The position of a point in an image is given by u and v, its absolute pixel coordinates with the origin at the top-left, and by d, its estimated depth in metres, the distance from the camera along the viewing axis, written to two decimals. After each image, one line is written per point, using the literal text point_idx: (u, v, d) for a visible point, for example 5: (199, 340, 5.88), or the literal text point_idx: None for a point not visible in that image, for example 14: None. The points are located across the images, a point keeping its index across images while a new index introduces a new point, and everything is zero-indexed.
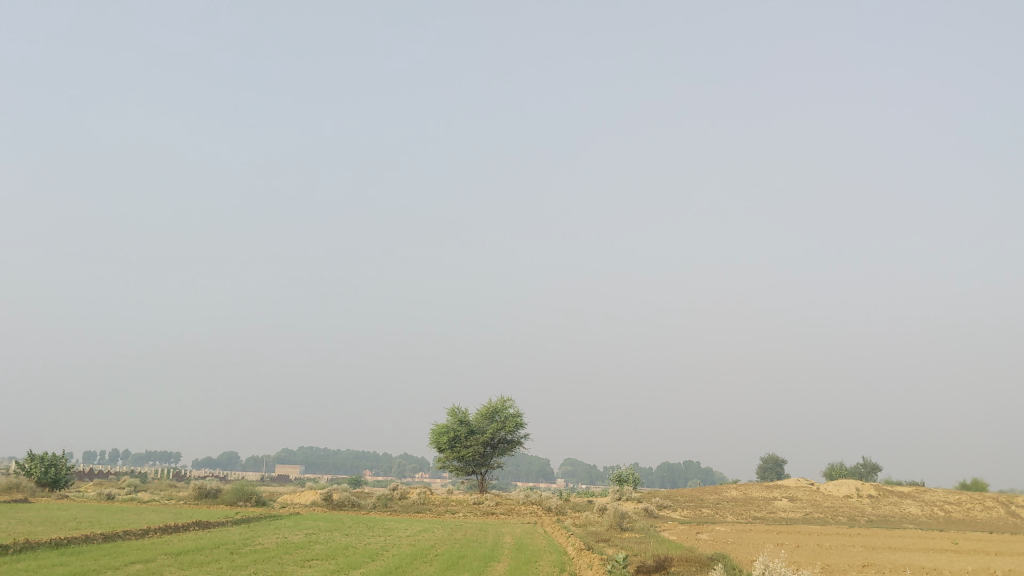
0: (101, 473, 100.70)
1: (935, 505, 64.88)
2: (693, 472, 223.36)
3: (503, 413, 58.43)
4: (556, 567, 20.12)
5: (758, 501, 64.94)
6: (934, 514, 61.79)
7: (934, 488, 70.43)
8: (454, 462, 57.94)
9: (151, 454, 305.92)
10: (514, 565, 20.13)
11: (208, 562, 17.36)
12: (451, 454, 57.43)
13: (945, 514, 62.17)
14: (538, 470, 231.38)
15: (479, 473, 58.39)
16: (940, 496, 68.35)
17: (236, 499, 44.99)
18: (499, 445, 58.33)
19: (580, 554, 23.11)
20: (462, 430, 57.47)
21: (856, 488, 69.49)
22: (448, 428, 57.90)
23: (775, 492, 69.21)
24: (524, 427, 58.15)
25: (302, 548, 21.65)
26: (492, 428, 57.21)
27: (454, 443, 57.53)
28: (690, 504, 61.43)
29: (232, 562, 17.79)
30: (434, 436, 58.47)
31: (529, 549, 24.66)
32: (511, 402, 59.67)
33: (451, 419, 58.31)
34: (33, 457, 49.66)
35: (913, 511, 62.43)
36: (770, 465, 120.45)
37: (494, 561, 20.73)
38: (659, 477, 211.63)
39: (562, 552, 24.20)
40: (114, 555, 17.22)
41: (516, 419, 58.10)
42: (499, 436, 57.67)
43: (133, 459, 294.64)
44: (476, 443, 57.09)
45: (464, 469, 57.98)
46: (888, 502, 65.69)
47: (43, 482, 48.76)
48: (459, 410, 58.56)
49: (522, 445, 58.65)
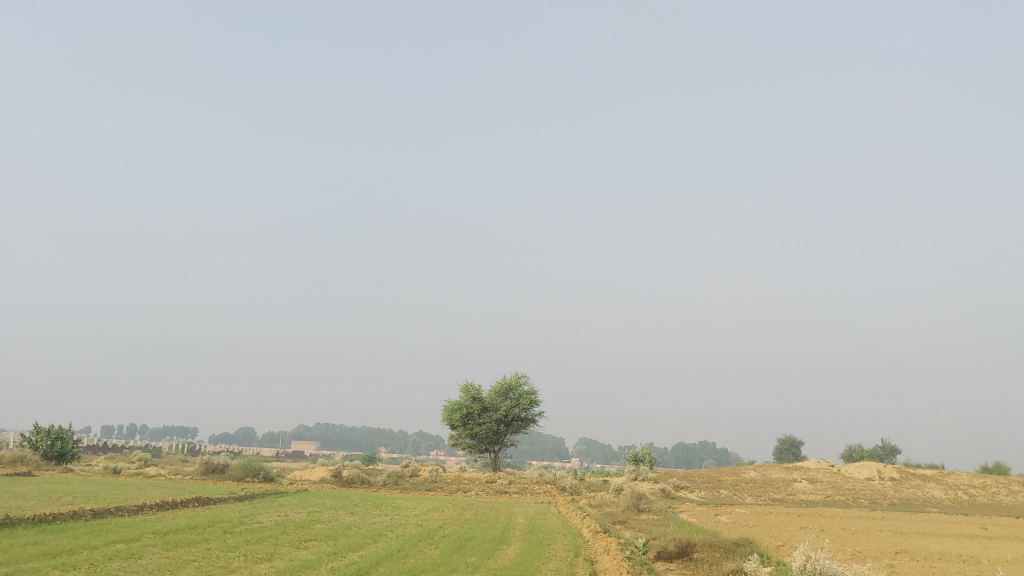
0: (116, 447, 100.54)
1: (960, 488, 63.36)
2: (709, 453, 222.25)
3: (516, 390, 57.31)
4: (570, 552, 18.70)
5: (777, 482, 63.75)
6: (958, 498, 60.26)
7: (959, 472, 68.82)
8: (467, 439, 56.95)
9: (167, 429, 307.31)
10: (526, 549, 18.79)
11: (196, 542, 16.06)
12: (464, 431, 56.26)
13: (970, 498, 60.66)
14: (553, 449, 231.01)
15: (492, 450, 57.28)
16: (965, 480, 66.78)
17: (244, 474, 44.18)
18: (513, 423, 57.13)
19: (595, 537, 21.86)
20: (476, 406, 56.34)
21: (877, 470, 68.01)
22: (461, 405, 56.81)
23: (795, 474, 67.93)
24: (539, 404, 56.95)
25: (302, 528, 20.44)
26: (506, 405, 56.04)
27: (468, 420, 56.40)
28: (707, 484, 60.30)
29: (223, 542, 16.51)
30: (447, 413, 57.39)
31: (542, 531, 23.45)
32: (525, 378, 58.49)
33: (464, 395, 57.20)
34: (39, 430, 48.76)
35: (937, 495, 60.96)
36: (787, 446, 118.91)
37: (503, 543, 19.51)
38: (676, 457, 210.31)
39: (576, 535, 22.95)
40: (96, 534, 16.03)
41: (530, 396, 56.90)
42: (513, 414, 56.52)
43: (150, 434, 296.05)
44: (490, 420, 55.93)
45: (477, 446, 57.05)
46: (911, 485, 64.21)
47: (49, 456, 47.98)
48: (472, 386, 57.42)
49: (536, 423, 57.46)
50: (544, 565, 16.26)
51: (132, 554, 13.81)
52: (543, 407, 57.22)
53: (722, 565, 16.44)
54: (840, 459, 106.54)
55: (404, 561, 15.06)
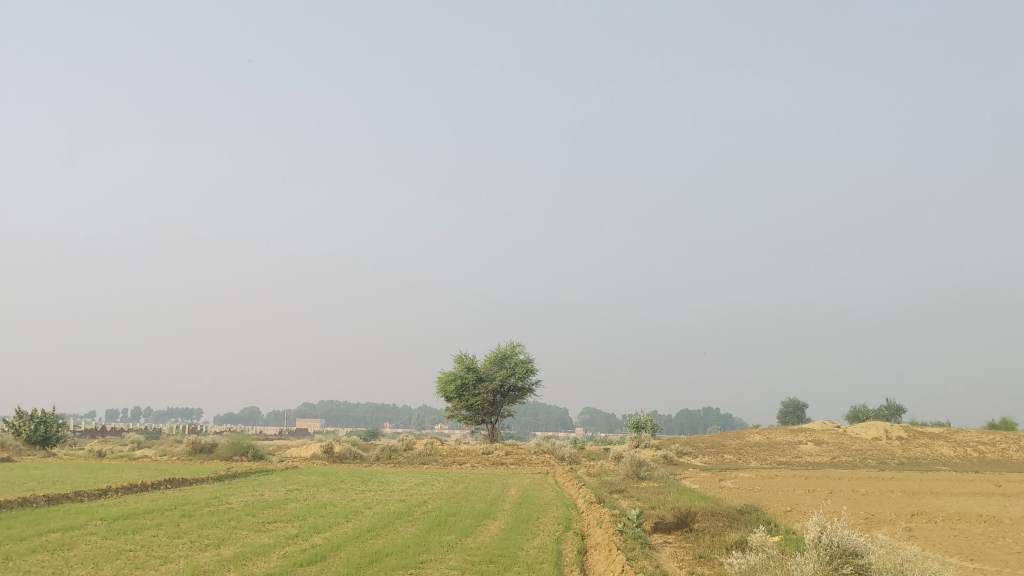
0: (113, 431, 99.31)
1: (970, 446, 61.98)
2: (714, 419, 221.91)
3: (512, 358, 55.90)
4: (560, 525, 17.25)
5: (783, 445, 62.45)
6: (967, 455, 58.93)
7: (968, 429, 67.48)
8: (463, 411, 55.63)
9: (172, 412, 306.84)
10: (511, 524, 17.31)
11: (144, 529, 14.55)
12: (460, 402, 54.88)
13: (980, 455, 59.35)
14: (557, 420, 230.93)
15: (489, 421, 55.95)
16: (974, 437, 65.45)
17: (232, 453, 42.78)
18: (510, 393, 55.74)
19: (589, 508, 20.44)
20: (470, 377, 54.94)
21: (885, 430, 66.62)
22: (456, 376, 55.42)
23: (801, 436, 66.62)
24: (536, 373, 55.56)
25: (273, 508, 18.88)
26: (502, 374, 54.65)
27: (462, 391, 55.00)
28: (711, 449, 59.06)
29: (175, 526, 15.06)
30: (442, 384, 56.02)
31: (533, 503, 21.99)
32: (522, 346, 57.07)
33: (459, 365, 55.79)
34: (22, 414, 47.20)
35: (946, 453, 59.60)
36: (791, 410, 117.87)
37: (487, 519, 17.99)
38: (681, 424, 210.08)
39: (570, 506, 21.61)
40: (34, 523, 14.55)
41: (527, 364, 55.52)
42: (510, 383, 55.12)
43: (154, 417, 296.57)
44: (485, 391, 54.51)
45: (473, 418, 55.68)
46: (919, 444, 62.90)
47: (34, 440, 46.53)
48: (466, 356, 55.98)
49: (534, 392, 56.13)
50: (528, 541, 14.65)
51: (62, 545, 12.31)
52: (538, 370, 55.61)
53: (726, 537, 14.94)
54: (845, 420, 105.38)
55: (372, 542, 13.57)
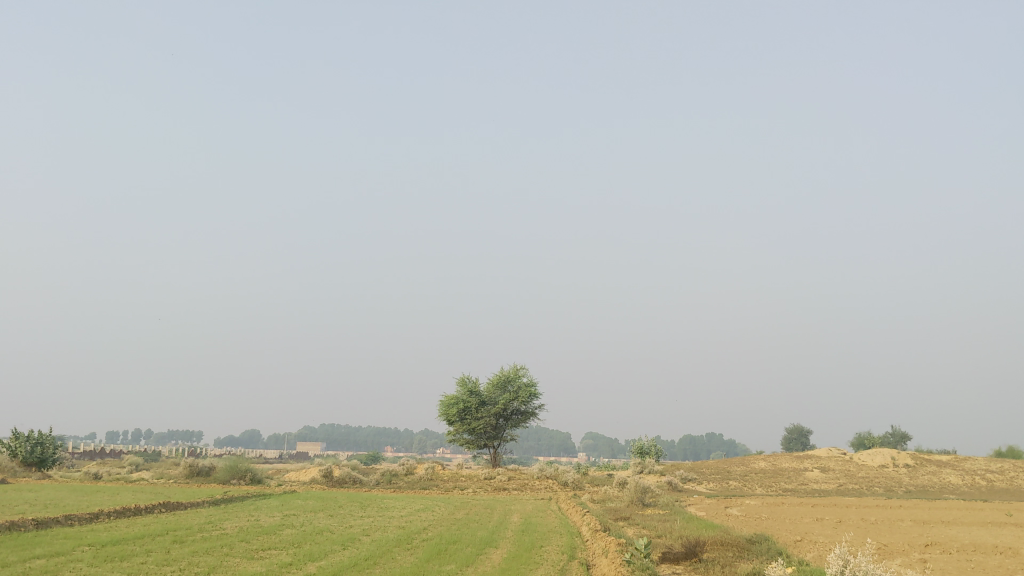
0: (113, 452, 98.69)
1: (977, 474, 61.21)
2: (717, 445, 220.68)
3: (515, 382, 55.32)
4: (564, 554, 16.66)
5: (788, 471, 61.74)
6: (975, 484, 58.18)
7: (975, 457, 66.70)
8: (465, 435, 55.01)
9: (173, 434, 305.92)
10: (514, 553, 16.76)
11: (133, 556, 14.08)
12: (461, 426, 54.27)
13: (988, 483, 58.59)
14: (559, 444, 229.86)
15: (491, 446, 55.29)
16: (981, 465, 64.67)
17: (229, 477, 42.18)
18: (513, 417, 55.11)
19: (594, 536, 19.89)
20: (472, 400, 54.36)
21: (891, 457, 65.85)
22: (457, 399, 54.83)
23: (807, 462, 65.87)
24: (538, 397, 54.98)
25: (268, 534, 18.37)
26: (504, 398, 54.05)
27: (464, 414, 54.40)
28: (715, 476, 58.41)
29: (166, 553, 14.57)
30: (444, 408, 55.43)
31: (536, 531, 21.43)
32: (525, 370, 56.54)
33: (461, 389, 55.21)
34: (18, 436, 46.64)
35: (953, 481, 58.88)
36: (795, 436, 116.99)
37: (488, 548, 17.46)
38: (684, 450, 208.93)
39: (575, 534, 21.02)
40: (20, 548, 14.09)
41: (529, 388, 54.94)
42: (512, 407, 54.52)
43: (155, 439, 295.63)
44: (487, 415, 53.91)
45: (475, 442, 55.05)
46: (926, 471, 62.15)
47: (30, 461, 45.96)
48: (469, 379, 55.42)
49: (537, 416, 55.51)
50: (532, 571, 14.13)
51: (45, 572, 11.86)
52: (540, 394, 54.98)
53: (737, 567, 14.41)
54: (850, 447, 104.51)
55: (369, 571, 13.06)
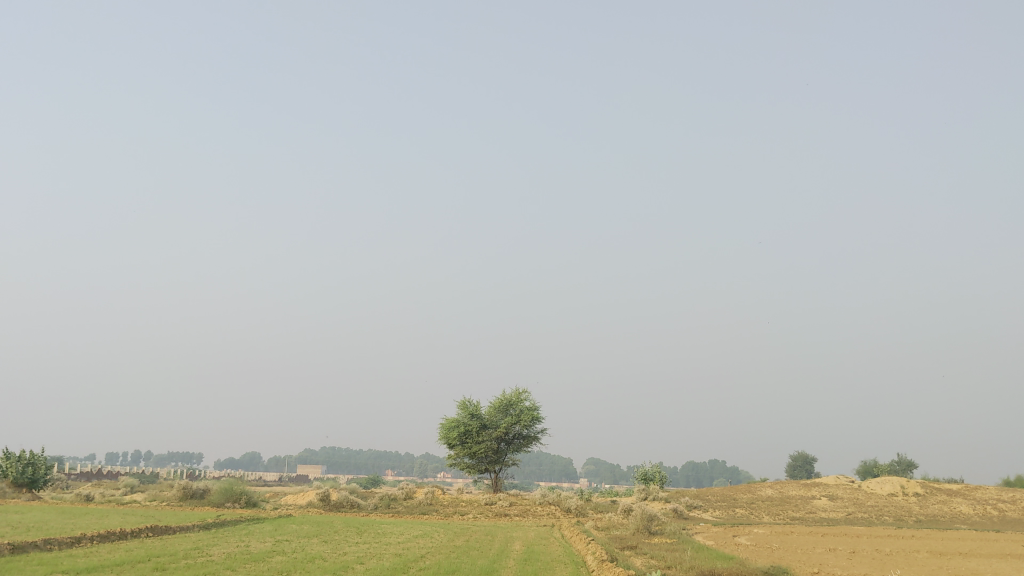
0: (109, 474, 97.42)
1: (988, 503, 59.97)
2: (719, 472, 218.96)
3: (517, 406, 54.25)
4: None
5: (795, 499, 60.53)
6: (986, 513, 56.94)
7: (986, 486, 65.42)
8: (466, 459, 53.92)
9: (172, 455, 304.23)
10: None
11: None
12: (462, 450, 53.22)
13: (999, 513, 57.39)
14: (561, 470, 228.21)
15: (492, 470, 54.21)
16: (992, 494, 63.44)
17: (224, 499, 41.10)
18: (515, 441, 54.07)
19: (600, 566, 18.91)
20: (474, 424, 53.33)
21: (901, 485, 64.58)
22: (458, 423, 53.80)
23: (814, 490, 64.61)
24: (541, 421, 53.97)
25: (256, 561, 17.39)
26: (506, 421, 53.04)
27: (466, 438, 53.33)
28: (722, 503, 57.17)
29: None
30: (444, 431, 54.34)
31: (539, 560, 20.44)
32: (527, 393, 55.56)
33: (462, 412, 54.19)
34: (9, 456, 45.58)
35: (964, 510, 57.66)
36: (800, 463, 115.58)
37: None
38: (686, 476, 207.38)
39: (579, 564, 20.05)
40: None
41: (532, 412, 53.93)
42: (514, 431, 53.48)
43: (155, 460, 293.73)
44: (489, 439, 52.85)
45: (476, 466, 54.04)
46: (936, 501, 60.93)
47: (20, 482, 44.92)
48: (470, 402, 54.41)
49: (539, 440, 54.45)
50: None
51: None
52: (542, 417, 53.90)
53: None
54: (856, 475, 103.08)
55: None
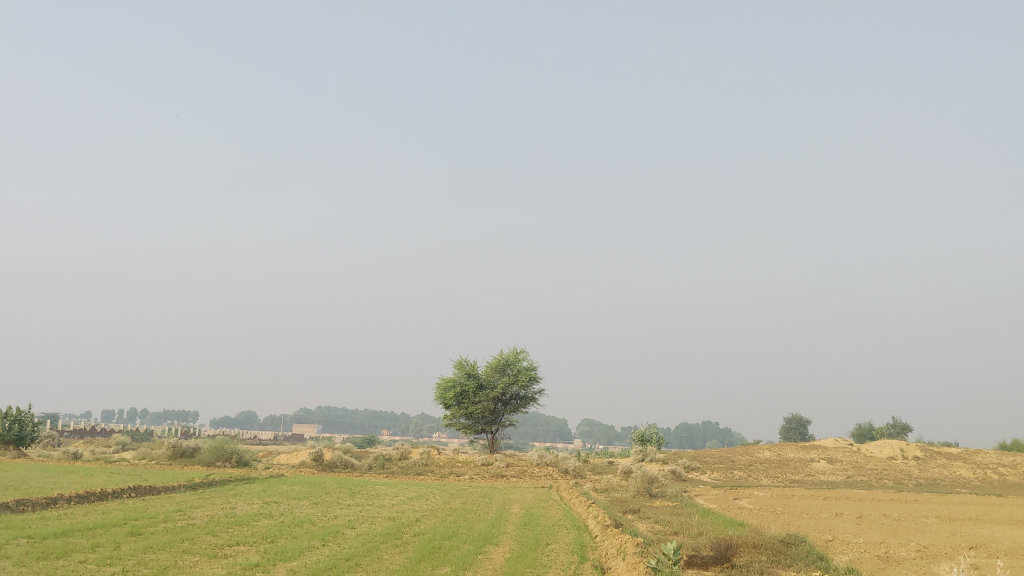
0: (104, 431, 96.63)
1: (989, 468, 59.37)
2: (713, 434, 219.84)
3: (515, 365, 53.38)
4: (577, 557, 14.62)
5: (794, 462, 59.88)
6: (987, 478, 56.34)
7: (986, 450, 64.80)
8: (462, 419, 53.11)
9: (168, 414, 304.35)
10: (514, 552, 14.75)
11: (77, 554, 12.28)
12: (459, 411, 52.32)
13: (1000, 477, 56.80)
14: (556, 430, 228.88)
15: (488, 431, 53.41)
16: (993, 458, 62.91)
17: (214, 458, 40.20)
18: (511, 401, 53.25)
19: (604, 533, 17.80)
20: (470, 383, 52.39)
21: (900, 449, 63.89)
22: (455, 382, 52.89)
23: (813, 453, 63.92)
24: (539, 381, 53.08)
25: (240, 525, 16.32)
26: (503, 381, 52.16)
27: (462, 398, 52.42)
28: (720, 465, 56.44)
29: (114, 550, 12.67)
30: (440, 391, 53.50)
31: (541, 525, 19.36)
32: (524, 354, 54.66)
33: (459, 371, 53.28)
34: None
35: (965, 475, 57.05)
36: (794, 426, 115.39)
37: (488, 545, 15.38)
38: (680, 438, 208.01)
39: (582, 529, 19.01)
40: None
41: (530, 371, 53.05)
42: (512, 391, 52.61)
43: (151, 418, 294.09)
44: (485, 399, 51.96)
45: (472, 427, 53.21)
46: (936, 464, 60.31)
47: (7, 439, 43.96)
48: (467, 361, 53.52)
49: (536, 401, 53.61)
50: None
51: None
52: (540, 377, 53.00)
53: None
54: (853, 438, 102.90)
55: None
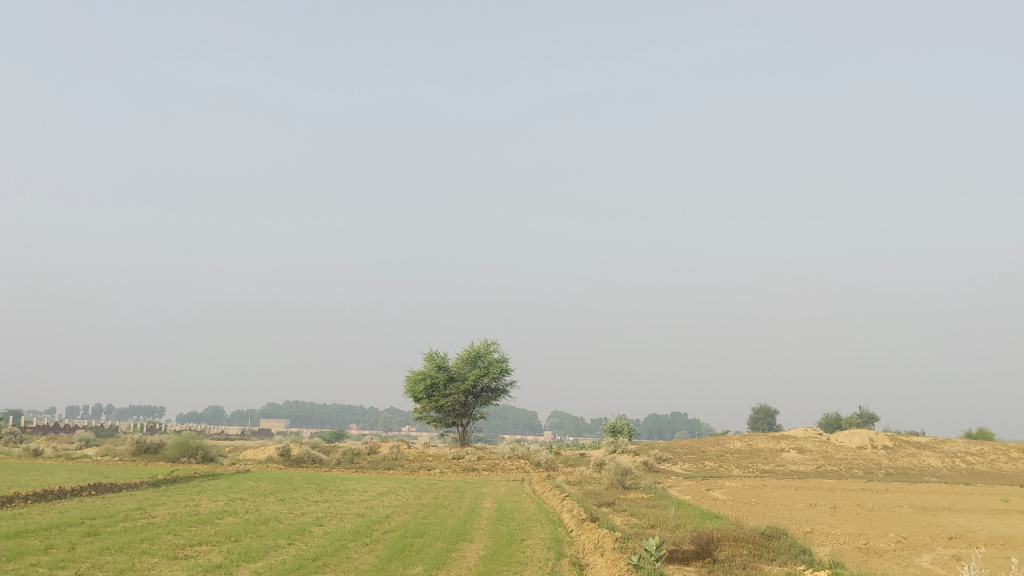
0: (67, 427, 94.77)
1: (957, 456, 59.74)
2: (682, 424, 220.98)
3: (486, 357, 52.91)
4: (552, 553, 14.13)
5: (764, 452, 59.93)
6: (955, 466, 56.67)
7: (954, 439, 65.23)
8: (432, 412, 52.52)
9: (134, 409, 300.76)
10: (487, 549, 14.24)
11: (25, 558, 11.60)
12: (429, 404, 51.70)
13: (968, 466, 57.16)
14: (526, 423, 228.77)
15: (459, 424, 52.87)
16: (961, 447, 63.36)
17: (178, 454, 39.28)
18: (483, 394, 52.80)
19: (580, 528, 17.32)
20: (441, 376, 51.80)
21: (869, 438, 64.12)
22: (425, 375, 52.27)
23: (783, 443, 64.01)
24: (510, 373, 52.66)
25: (203, 524, 15.71)
26: (474, 374, 51.71)
27: (432, 391, 51.78)
28: (691, 456, 56.31)
29: (67, 552, 12.03)
30: (410, 384, 52.86)
31: (515, 521, 18.84)
32: (495, 346, 54.20)
33: (429, 364, 52.68)
34: None
35: (933, 463, 57.34)
36: (762, 416, 115.90)
37: (460, 542, 14.89)
38: (650, 429, 208.81)
39: (557, 524, 18.53)
40: None
41: (501, 363, 52.63)
42: (483, 384, 52.15)
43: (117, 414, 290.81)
44: (456, 392, 51.43)
45: (443, 420, 52.64)
46: (905, 453, 60.59)
47: None
48: (437, 353, 52.92)
49: (507, 393, 53.19)
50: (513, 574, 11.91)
51: None
52: (511, 369, 52.58)
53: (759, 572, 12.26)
54: (821, 428, 103.48)
55: None
